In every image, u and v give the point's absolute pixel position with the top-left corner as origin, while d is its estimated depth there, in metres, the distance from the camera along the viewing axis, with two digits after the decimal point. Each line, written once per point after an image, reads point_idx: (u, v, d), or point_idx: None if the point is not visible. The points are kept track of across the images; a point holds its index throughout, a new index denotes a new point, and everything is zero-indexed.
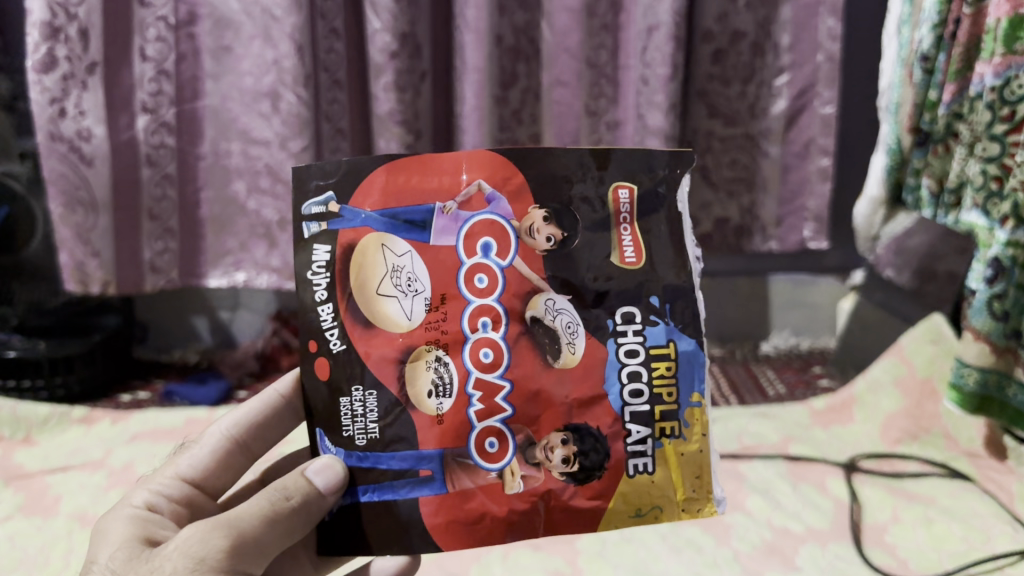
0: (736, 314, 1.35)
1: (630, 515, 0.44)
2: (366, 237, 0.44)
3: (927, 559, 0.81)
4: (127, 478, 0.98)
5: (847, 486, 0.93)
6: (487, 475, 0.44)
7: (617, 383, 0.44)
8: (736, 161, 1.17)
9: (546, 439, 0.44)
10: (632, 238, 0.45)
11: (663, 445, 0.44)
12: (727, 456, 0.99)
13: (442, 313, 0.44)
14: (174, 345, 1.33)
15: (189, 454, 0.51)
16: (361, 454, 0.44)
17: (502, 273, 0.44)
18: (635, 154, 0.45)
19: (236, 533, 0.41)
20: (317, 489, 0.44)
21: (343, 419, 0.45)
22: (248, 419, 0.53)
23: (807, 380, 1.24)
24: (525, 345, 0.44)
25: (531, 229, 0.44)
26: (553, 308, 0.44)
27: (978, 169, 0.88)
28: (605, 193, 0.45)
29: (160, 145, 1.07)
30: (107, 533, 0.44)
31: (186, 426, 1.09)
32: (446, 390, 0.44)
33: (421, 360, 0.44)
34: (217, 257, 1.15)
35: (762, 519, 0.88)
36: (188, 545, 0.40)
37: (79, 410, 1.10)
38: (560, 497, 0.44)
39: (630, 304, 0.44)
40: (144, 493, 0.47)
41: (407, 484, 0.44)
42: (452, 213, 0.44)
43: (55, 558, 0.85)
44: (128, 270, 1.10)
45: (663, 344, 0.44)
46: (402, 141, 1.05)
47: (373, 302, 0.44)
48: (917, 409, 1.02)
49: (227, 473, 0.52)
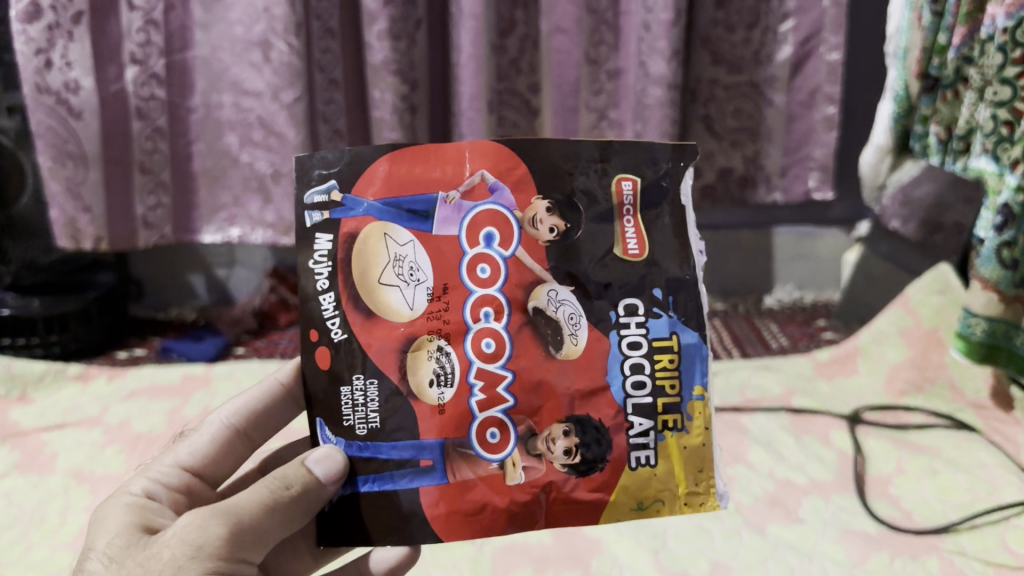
0: (739, 268, 1.33)
1: (632, 508, 0.43)
2: (368, 227, 0.44)
3: (932, 510, 0.80)
4: (124, 435, 0.97)
5: (852, 438, 0.92)
6: (488, 466, 0.43)
7: (619, 375, 0.43)
8: (740, 110, 1.14)
9: (548, 430, 0.43)
10: (635, 229, 0.44)
11: (666, 438, 0.43)
12: (728, 409, 0.98)
13: (444, 302, 0.43)
14: (172, 302, 1.32)
15: (188, 443, 0.49)
16: (361, 443, 0.44)
17: (504, 263, 0.43)
18: (637, 146, 0.44)
19: (235, 520, 0.40)
20: (318, 478, 0.42)
21: (343, 408, 0.44)
22: (247, 407, 0.51)
23: (811, 333, 1.23)
24: (528, 336, 0.43)
25: (534, 220, 0.44)
26: (556, 300, 0.43)
27: (988, 114, 0.85)
28: (609, 185, 0.44)
29: (149, 98, 1.04)
30: (105, 522, 0.43)
31: (183, 384, 1.07)
32: (447, 379, 0.43)
33: (422, 350, 0.43)
34: (211, 212, 1.13)
35: (765, 471, 0.87)
36: (186, 531, 0.39)
37: (74, 367, 1.09)
38: (561, 490, 0.43)
39: (632, 296, 0.44)
40: (142, 481, 0.46)
41: (408, 474, 0.43)
42: (455, 202, 0.44)
43: (51, 514, 0.85)
44: (120, 225, 1.09)
45: (666, 336, 0.43)
46: (397, 91, 1.03)
47: (374, 292, 0.44)
48: (922, 360, 1.01)
49: (227, 462, 0.50)
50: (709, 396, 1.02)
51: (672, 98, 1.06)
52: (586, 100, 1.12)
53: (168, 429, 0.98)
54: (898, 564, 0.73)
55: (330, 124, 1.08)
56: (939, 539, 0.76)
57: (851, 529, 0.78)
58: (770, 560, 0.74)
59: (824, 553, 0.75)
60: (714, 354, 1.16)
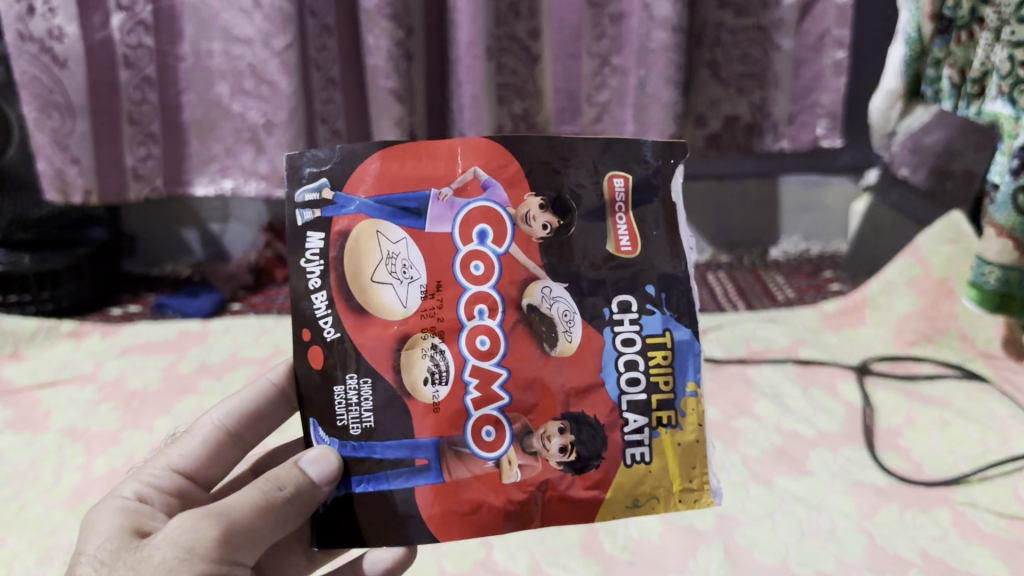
0: (745, 219, 1.30)
1: (627, 506, 0.41)
2: (360, 225, 0.42)
3: (942, 462, 0.79)
4: (119, 392, 0.96)
5: (859, 389, 0.90)
6: (484, 464, 0.41)
7: (614, 372, 0.41)
8: (747, 54, 1.11)
9: (544, 428, 0.41)
10: (627, 226, 0.42)
11: (660, 436, 0.41)
12: (734, 361, 0.96)
13: (437, 300, 0.41)
14: (165, 258, 1.30)
15: (179, 445, 0.46)
16: (356, 443, 0.41)
17: (498, 260, 0.41)
18: (628, 142, 0.42)
19: (227, 522, 0.38)
20: (311, 479, 0.40)
21: (337, 408, 0.41)
22: (241, 408, 0.48)
23: (818, 285, 1.20)
24: (523, 333, 0.41)
25: (527, 217, 0.42)
26: (550, 297, 0.41)
27: (1005, 56, 0.82)
28: (600, 184, 0.42)
29: (137, 46, 1.01)
30: (93, 525, 0.40)
31: (179, 339, 1.06)
32: (442, 377, 0.41)
33: (416, 347, 0.41)
34: (203, 163, 1.11)
35: (771, 424, 0.85)
36: (177, 533, 0.37)
37: (67, 324, 1.07)
38: (557, 488, 0.41)
39: (625, 292, 0.41)
40: (134, 485, 0.43)
41: (402, 474, 0.41)
42: (447, 199, 0.42)
43: (45, 472, 0.83)
44: (110, 178, 1.06)
45: (659, 333, 0.41)
46: (392, 37, 0.99)
47: (367, 290, 0.42)
48: (932, 310, 0.99)
49: (218, 464, 0.47)
50: (714, 349, 1.00)
51: (677, 43, 1.03)
52: (587, 45, 1.09)
53: (163, 385, 0.96)
54: (909, 516, 0.72)
55: (324, 72, 1.05)
56: (951, 490, 0.75)
57: (860, 481, 0.76)
58: (779, 514, 0.72)
59: (834, 506, 0.73)
60: (719, 307, 1.14)
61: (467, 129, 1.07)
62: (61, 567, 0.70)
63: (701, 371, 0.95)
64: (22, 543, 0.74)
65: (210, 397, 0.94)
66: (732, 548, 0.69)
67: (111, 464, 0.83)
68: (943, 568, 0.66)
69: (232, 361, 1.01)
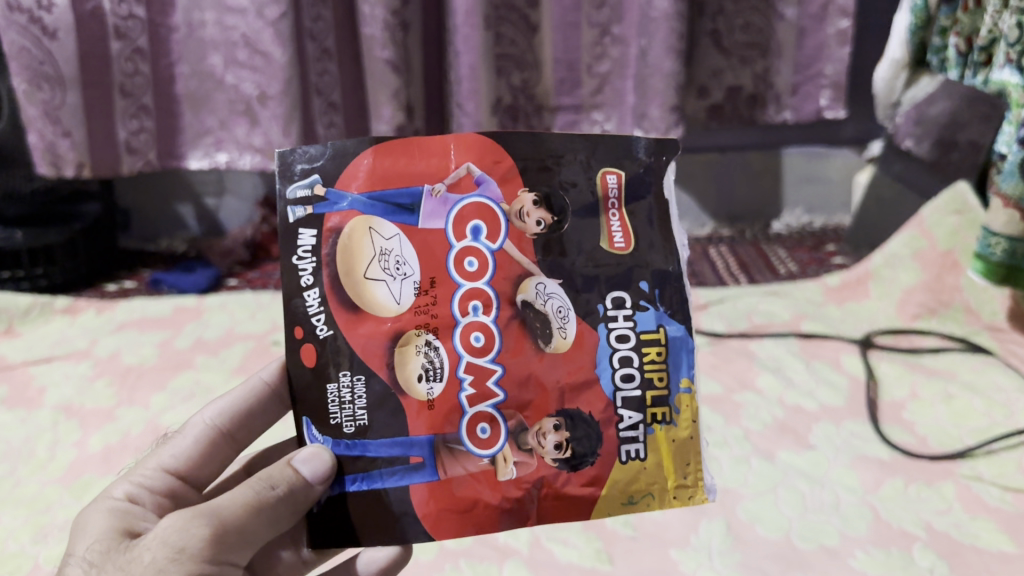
0: (746, 192, 1.28)
1: (623, 503, 0.40)
2: (353, 221, 0.40)
3: (946, 435, 0.78)
4: (114, 368, 0.94)
5: (863, 362, 0.89)
6: (480, 461, 0.40)
7: (609, 368, 0.40)
8: (750, 24, 1.09)
9: (539, 424, 0.40)
10: (621, 223, 0.41)
11: (654, 432, 0.40)
12: (737, 335, 0.95)
13: (431, 296, 0.40)
14: (160, 234, 1.29)
15: (170, 445, 0.45)
16: (349, 442, 0.40)
17: (492, 256, 0.40)
18: (621, 138, 0.42)
19: (219, 521, 0.37)
20: (304, 478, 0.39)
21: (330, 406, 0.40)
22: (232, 408, 0.47)
23: (820, 258, 1.19)
24: (517, 329, 0.40)
25: (521, 213, 0.40)
26: (544, 293, 0.40)
27: (1013, 23, 0.80)
28: (593, 179, 0.41)
29: (128, 16, 0.99)
30: (83, 527, 0.39)
31: (174, 315, 1.04)
32: (436, 373, 0.40)
33: (410, 344, 0.40)
34: (197, 137, 1.09)
35: (773, 397, 0.84)
36: (167, 533, 0.36)
37: (61, 300, 1.06)
38: (553, 485, 0.40)
39: (620, 288, 0.40)
40: (125, 486, 0.42)
41: (397, 472, 0.40)
42: (440, 195, 0.40)
43: (40, 449, 0.82)
44: (102, 151, 1.04)
45: (653, 329, 0.40)
46: (388, 6, 0.97)
47: (360, 287, 0.40)
48: (937, 283, 0.97)
49: (211, 465, 0.46)
50: (716, 322, 0.99)
51: (679, 11, 1.01)
52: (587, 14, 1.06)
53: (159, 361, 0.95)
54: (913, 490, 0.71)
55: (319, 42, 1.03)
56: (956, 464, 0.74)
57: (863, 455, 0.75)
58: (781, 488, 0.72)
59: (836, 480, 0.72)
60: (721, 281, 1.13)
61: (465, 101, 1.05)
62: (57, 546, 0.70)
63: (703, 345, 0.94)
64: (16, 520, 0.73)
65: (206, 372, 0.93)
66: (735, 522, 0.68)
67: (106, 441, 0.82)
68: (947, 542, 0.65)
69: (228, 337, 1.00)
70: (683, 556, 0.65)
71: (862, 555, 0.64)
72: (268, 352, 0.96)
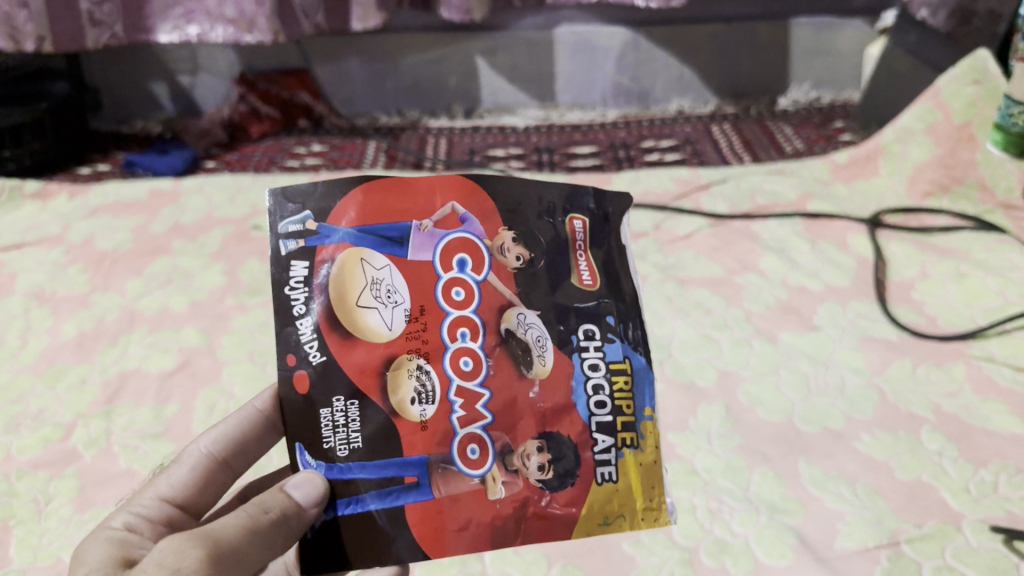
0: (752, 66, 1.21)
1: (598, 524, 0.39)
2: (345, 252, 0.39)
3: (958, 315, 0.74)
4: (88, 253, 0.90)
5: (871, 242, 0.85)
6: (470, 481, 0.38)
7: (584, 395, 0.39)
8: None
9: (523, 446, 0.38)
10: (588, 264, 0.41)
11: (625, 456, 0.39)
12: (739, 216, 0.90)
13: (421, 323, 0.39)
14: (135, 116, 1.23)
15: (166, 475, 0.41)
16: (342, 465, 0.38)
17: (478, 286, 0.39)
18: (584, 188, 0.43)
19: (214, 541, 0.32)
20: (297, 503, 0.36)
21: (322, 431, 0.38)
22: (228, 433, 0.43)
23: (829, 136, 1.13)
24: (502, 356, 0.39)
25: (502, 248, 0.40)
26: (524, 322, 0.39)
27: None
28: (562, 222, 0.42)
29: None
30: (79, 558, 0.35)
31: (150, 199, 0.99)
32: (429, 396, 0.38)
33: (402, 368, 0.38)
34: (166, 8, 1.01)
35: (777, 279, 0.80)
36: (160, 556, 0.31)
37: (31, 184, 1.00)
38: (537, 505, 0.38)
39: (590, 320, 0.40)
40: (123, 516, 0.38)
41: (390, 494, 0.38)
42: (428, 230, 0.40)
43: (10, 337, 0.78)
44: (65, 23, 0.98)
45: (621, 359, 0.40)
46: None
47: (351, 316, 0.38)
48: (950, 158, 0.91)
49: (208, 494, 0.42)
50: (718, 204, 0.93)
51: None
52: None
53: (134, 246, 0.91)
54: (922, 372, 0.68)
55: None
56: (966, 345, 0.71)
57: (870, 336, 0.72)
58: (783, 369, 0.69)
59: (842, 360, 0.69)
60: (724, 160, 1.08)
61: None
62: (29, 437, 0.67)
63: (703, 228, 0.89)
64: None
65: (184, 257, 0.89)
66: (735, 405, 0.65)
67: (80, 328, 0.79)
68: (956, 424, 0.63)
69: (206, 222, 0.95)
70: (681, 438, 0.63)
71: (868, 439, 0.62)
72: (249, 237, 0.92)
